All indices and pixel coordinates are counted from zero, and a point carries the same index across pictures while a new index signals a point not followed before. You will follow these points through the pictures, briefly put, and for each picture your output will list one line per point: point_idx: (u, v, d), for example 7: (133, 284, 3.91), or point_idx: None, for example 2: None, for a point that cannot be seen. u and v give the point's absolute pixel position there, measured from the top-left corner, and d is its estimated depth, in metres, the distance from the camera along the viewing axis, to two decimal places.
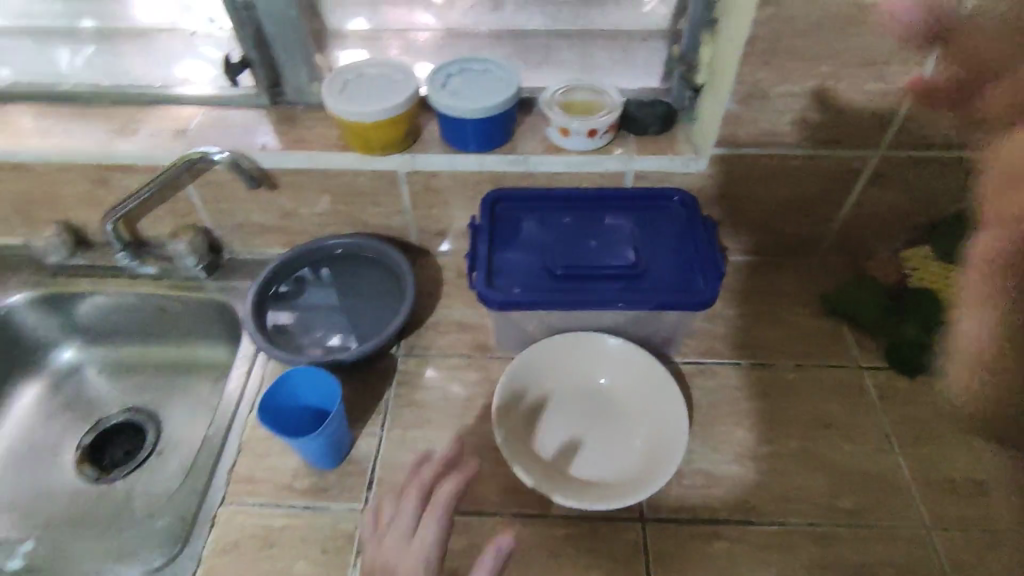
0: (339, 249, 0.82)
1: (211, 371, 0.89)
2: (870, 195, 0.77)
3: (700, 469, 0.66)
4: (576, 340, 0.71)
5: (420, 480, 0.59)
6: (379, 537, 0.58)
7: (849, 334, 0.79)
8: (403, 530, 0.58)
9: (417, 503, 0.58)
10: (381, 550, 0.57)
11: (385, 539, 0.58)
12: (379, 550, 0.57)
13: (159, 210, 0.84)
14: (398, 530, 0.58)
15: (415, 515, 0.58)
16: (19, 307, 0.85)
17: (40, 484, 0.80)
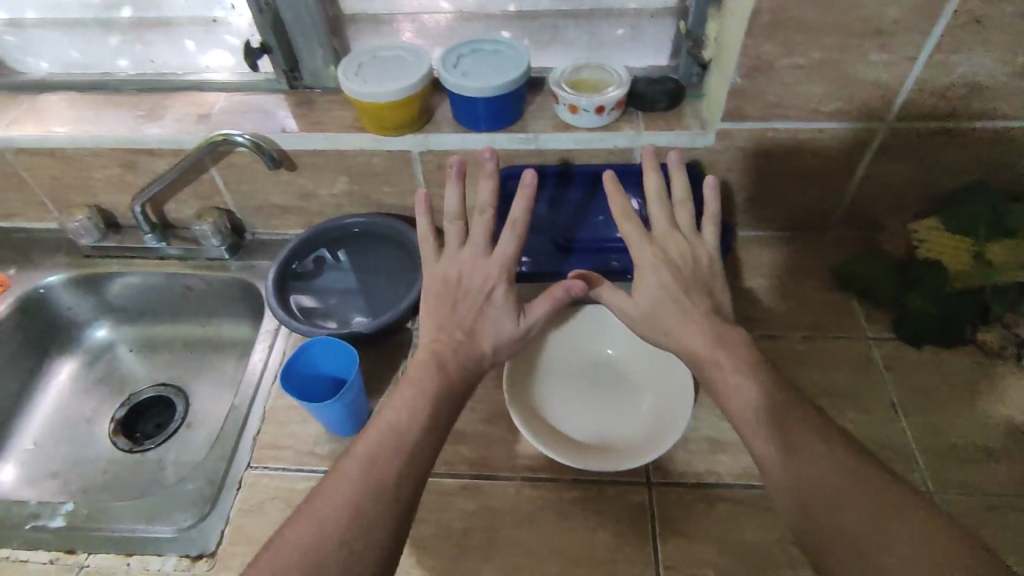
0: (358, 228, 0.86)
1: (235, 347, 0.93)
2: (878, 168, 0.78)
3: (706, 436, 0.68)
4: (583, 314, 0.74)
5: (490, 193, 0.69)
6: (451, 255, 0.69)
7: (858, 307, 0.80)
8: (477, 262, 0.68)
9: (484, 202, 0.69)
10: (458, 259, 0.68)
11: (461, 253, 0.69)
12: (456, 261, 0.68)
13: (184, 193, 0.87)
14: (473, 248, 0.68)
15: (482, 222, 0.69)
16: (54, 287, 0.89)
17: (78, 453, 0.84)
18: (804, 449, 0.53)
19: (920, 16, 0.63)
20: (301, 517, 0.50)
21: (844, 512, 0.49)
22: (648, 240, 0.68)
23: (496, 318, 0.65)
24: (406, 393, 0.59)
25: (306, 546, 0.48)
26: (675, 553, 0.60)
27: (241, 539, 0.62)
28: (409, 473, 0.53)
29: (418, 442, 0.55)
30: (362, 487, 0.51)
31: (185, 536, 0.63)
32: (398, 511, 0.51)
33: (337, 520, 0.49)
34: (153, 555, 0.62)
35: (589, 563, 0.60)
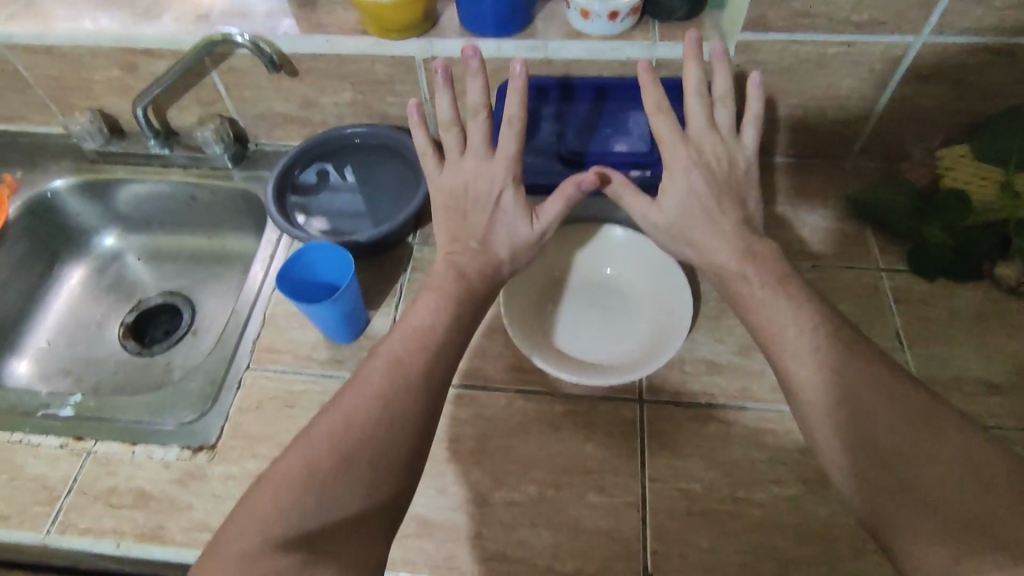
0: (358, 138, 0.83)
1: (240, 259, 0.93)
2: (908, 90, 0.73)
3: (702, 358, 0.67)
4: (584, 233, 0.73)
5: (480, 96, 0.66)
6: (454, 164, 0.69)
7: (872, 237, 0.77)
8: (480, 169, 0.68)
9: (476, 102, 0.66)
10: (462, 169, 0.68)
11: (464, 162, 0.68)
12: (459, 172, 0.68)
13: (185, 98, 0.85)
14: (475, 155, 0.68)
15: (481, 125, 0.67)
16: (61, 191, 0.89)
17: (90, 354, 0.87)
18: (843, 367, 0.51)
19: None
20: (332, 410, 0.52)
21: (878, 427, 0.47)
22: (682, 140, 0.66)
23: (511, 223, 0.66)
24: (429, 299, 0.61)
25: (338, 434, 0.50)
26: (662, 467, 0.61)
27: (240, 435, 0.64)
28: (434, 371, 0.55)
29: (441, 344, 0.58)
30: (390, 383, 0.53)
31: (187, 430, 0.65)
32: (422, 403, 0.53)
33: (367, 410, 0.51)
34: (156, 445, 0.64)
35: (576, 472, 0.61)
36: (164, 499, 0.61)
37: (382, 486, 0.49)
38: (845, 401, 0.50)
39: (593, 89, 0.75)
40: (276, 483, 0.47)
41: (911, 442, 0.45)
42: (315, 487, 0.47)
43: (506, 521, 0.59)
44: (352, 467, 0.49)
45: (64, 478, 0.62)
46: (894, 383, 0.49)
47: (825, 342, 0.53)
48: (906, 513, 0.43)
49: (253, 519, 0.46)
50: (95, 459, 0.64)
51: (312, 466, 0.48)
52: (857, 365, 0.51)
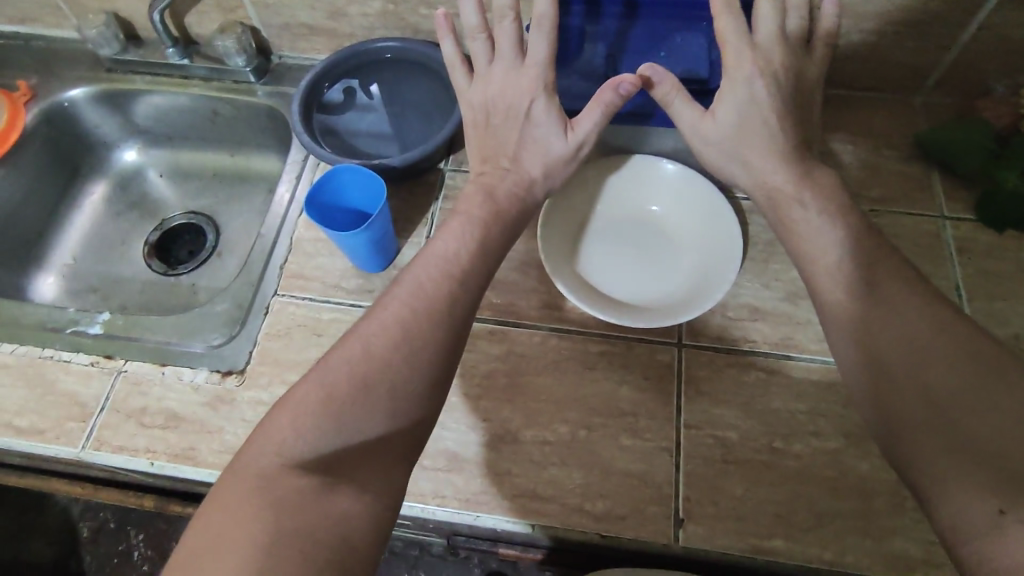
0: (388, 54, 0.78)
1: (263, 180, 0.90)
2: (1003, 16, 0.65)
3: (746, 303, 0.64)
4: (630, 167, 0.69)
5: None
6: (482, 74, 0.65)
7: (939, 181, 0.71)
8: (510, 78, 0.63)
9: (503, 3, 0.62)
10: (491, 78, 0.64)
11: (493, 71, 0.64)
12: (489, 80, 0.64)
13: (205, 4, 0.80)
14: (505, 62, 0.64)
15: (511, 30, 0.63)
16: (78, 102, 0.85)
17: (115, 272, 0.86)
18: (897, 313, 0.49)
19: None
20: (350, 337, 0.51)
21: (930, 373, 0.46)
22: (749, 47, 0.61)
23: (544, 137, 0.62)
24: (455, 225, 0.59)
25: (355, 361, 0.49)
26: (697, 413, 0.59)
27: (269, 361, 0.64)
28: (456, 302, 0.53)
29: (465, 275, 0.55)
30: (411, 311, 0.51)
31: (217, 353, 0.64)
32: (446, 334, 0.51)
33: (386, 338, 0.50)
34: (186, 367, 0.64)
35: (609, 415, 0.60)
36: (195, 420, 0.61)
37: (398, 416, 0.48)
38: (897, 346, 0.48)
39: (621, 4, 0.69)
40: (294, 405, 0.46)
41: (965, 391, 0.44)
42: (331, 411, 0.46)
43: (536, 458, 0.58)
44: (368, 394, 0.47)
45: (96, 396, 0.63)
46: (953, 332, 0.47)
47: (880, 288, 0.51)
48: (945, 458, 0.42)
49: (270, 439, 0.45)
50: (125, 378, 0.63)
51: (328, 390, 0.47)
52: (911, 310, 0.49)
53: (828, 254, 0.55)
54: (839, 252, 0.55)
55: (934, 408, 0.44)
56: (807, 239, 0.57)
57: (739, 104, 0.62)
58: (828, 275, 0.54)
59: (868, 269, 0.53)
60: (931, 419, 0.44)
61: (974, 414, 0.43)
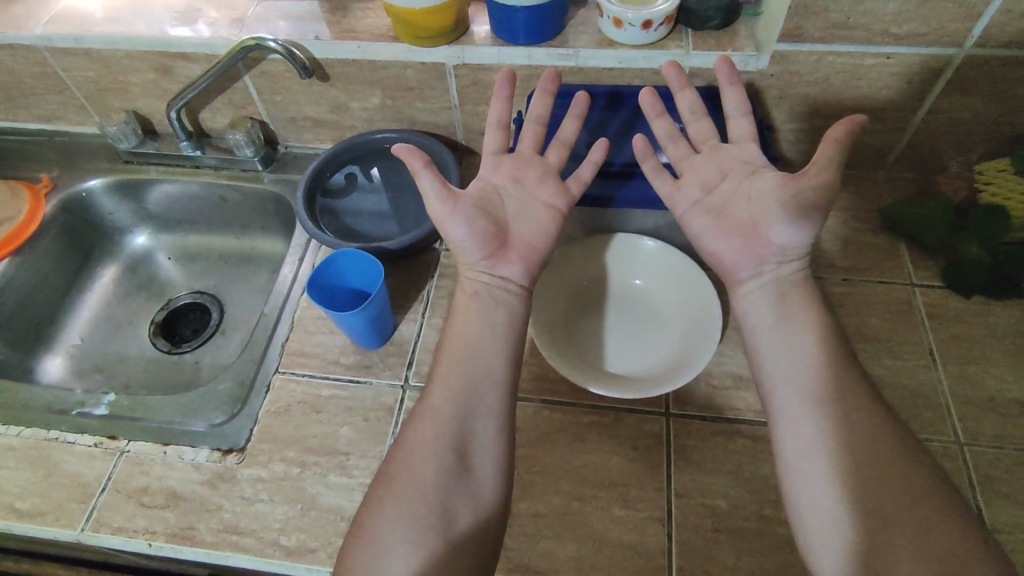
0: (387, 143, 0.84)
1: (267, 261, 0.94)
2: (948, 102, 0.71)
3: (730, 372, 0.67)
4: (611, 242, 0.73)
5: (507, 102, 0.66)
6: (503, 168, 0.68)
7: (906, 251, 0.76)
8: (502, 169, 0.67)
9: (494, 116, 0.67)
10: (496, 175, 0.67)
11: (495, 171, 0.67)
12: (499, 176, 0.67)
13: (218, 102, 0.86)
14: (487, 165, 0.68)
15: (525, 132, 0.69)
16: (95, 191, 0.91)
17: (121, 351, 0.88)
18: (852, 417, 0.55)
19: None
20: (402, 448, 0.57)
21: (891, 486, 0.51)
22: (717, 146, 0.67)
23: (457, 238, 0.64)
24: (475, 323, 0.63)
25: (414, 471, 0.55)
26: (686, 481, 0.60)
27: (269, 438, 0.65)
28: (489, 391, 0.59)
29: (496, 363, 0.61)
30: (454, 410, 0.58)
31: (219, 432, 0.66)
32: (482, 440, 0.57)
33: (440, 440, 0.56)
34: (188, 446, 0.65)
35: (600, 485, 0.61)
36: (195, 499, 0.62)
37: (481, 505, 0.54)
38: (854, 448, 0.53)
39: (604, 96, 0.76)
40: (376, 517, 0.53)
41: (909, 496, 0.50)
42: (407, 518, 0.52)
43: (529, 531, 0.59)
44: (423, 511, 0.53)
45: (99, 476, 0.64)
46: (898, 439, 0.54)
47: (842, 390, 0.56)
48: (902, 546, 0.48)
49: (363, 555, 0.51)
50: (128, 459, 0.65)
51: (400, 499, 0.53)
52: (864, 421, 0.54)
53: (794, 344, 0.59)
54: (800, 353, 0.59)
55: (884, 503, 0.50)
56: (782, 318, 0.61)
57: (705, 174, 0.66)
58: (796, 364, 0.58)
59: (825, 372, 0.57)
60: (882, 512, 0.50)
61: (916, 515, 0.49)
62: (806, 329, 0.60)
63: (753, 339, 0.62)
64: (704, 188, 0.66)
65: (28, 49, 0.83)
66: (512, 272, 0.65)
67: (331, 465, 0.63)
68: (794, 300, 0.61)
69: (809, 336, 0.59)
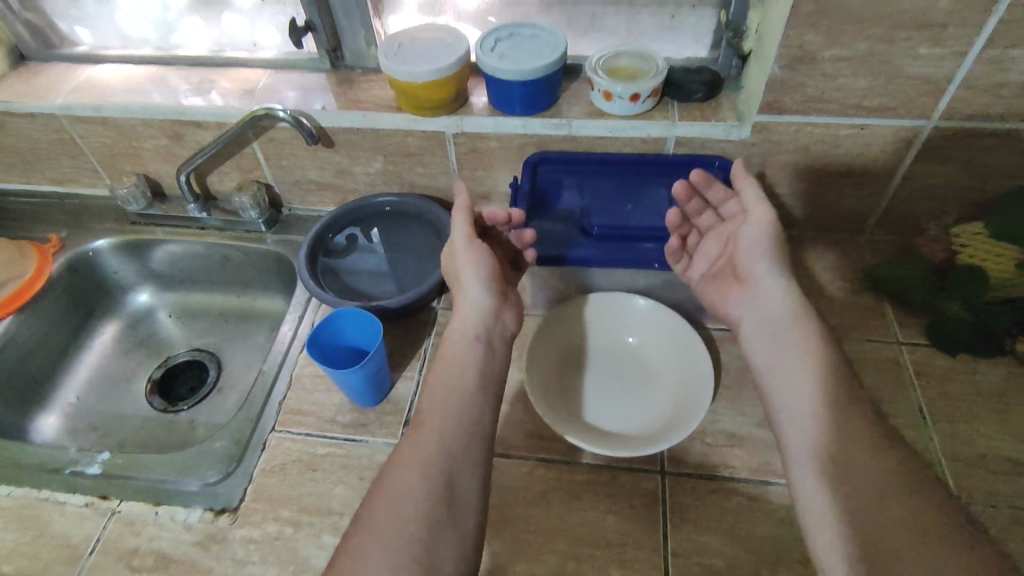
0: (388, 207, 0.88)
1: (267, 319, 0.96)
2: (922, 169, 0.75)
3: (724, 429, 0.67)
4: (604, 300, 0.75)
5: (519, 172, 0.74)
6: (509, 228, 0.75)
7: (890, 310, 0.78)
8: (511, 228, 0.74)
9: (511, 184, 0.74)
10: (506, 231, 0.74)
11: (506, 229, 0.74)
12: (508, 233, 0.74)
13: (226, 166, 0.90)
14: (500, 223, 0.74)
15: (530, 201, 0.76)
16: (102, 250, 0.93)
17: (116, 409, 0.88)
18: (852, 447, 0.53)
19: (973, 9, 0.60)
20: (384, 487, 0.55)
21: (900, 521, 0.48)
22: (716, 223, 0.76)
23: (470, 282, 0.70)
24: (470, 371, 0.65)
25: (399, 504, 0.53)
26: (683, 541, 0.60)
27: (263, 498, 0.65)
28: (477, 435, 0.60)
29: (486, 414, 0.62)
30: (444, 451, 0.57)
31: (212, 491, 0.66)
32: (468, 484, 0.56)
33: (427, 479, 0.55)
34: (180, 507, 0.65)
35: (597, 546, 0.60)
36: (185, 562, 0.61)
37: (463, 552, 0.53)
38: (857, 481, 0.51)
39: (595, 165, 0.80)
40: (358, 557, 0.50)
41: (921, 530, 0.47)
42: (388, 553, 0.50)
43: None
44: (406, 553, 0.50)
45: (88, 537, 0.63)
46: (906, 472, 0.51)
47: (838, 423, 0.55)
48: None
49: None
50: (119, 519, 0.64)
51: (383, 539, 0.51)
52: (868, 453, 0.52)
53: (796, 384, 0.61)
54: (801, 392, 0.60)
55: (881, 536, 0.48)
56: (784, 363, 0.63)
57: (709, 250, 0.75)
58: (798, 404, 0.60)
59: (824, 405, 0.58)
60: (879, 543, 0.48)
61: (919, 548, 0.46)
62: (805, 367, 0.61)
63: (765, 383, 0.64)
64: (710, 262, 0.74)
65: (48, 117, 0.87)
66: (509, 320, 0.71)
67: (325, 526, 0.63)
68: (792, 341, 0.64)
69: (806, 372, 0.61)
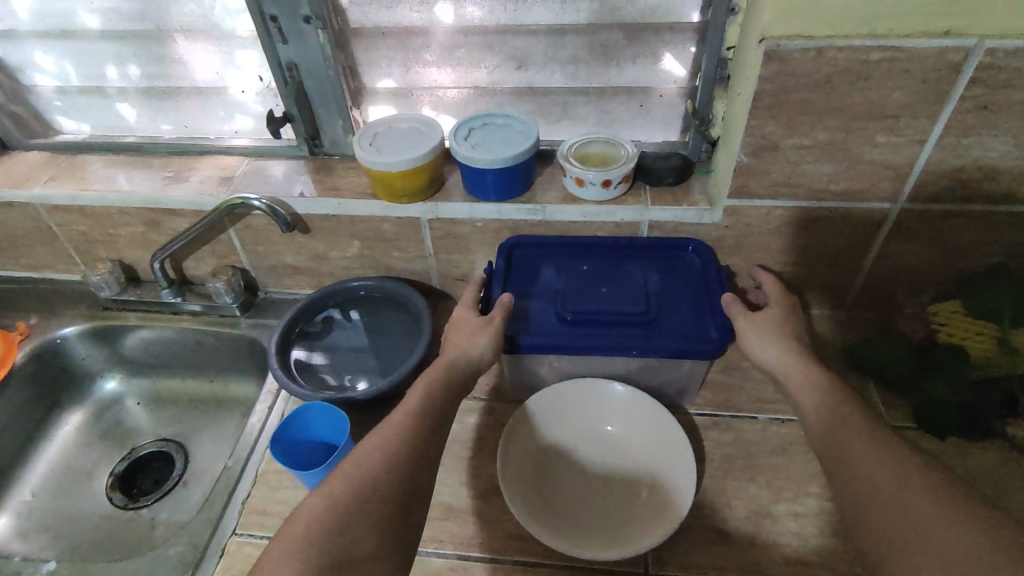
0: (362, 290, 0.87)
1: (239, 406, 0.93)
2: (894, 248, 0.76)
3: (709, 525, 0.64)
4: (580, 387, 0.72)
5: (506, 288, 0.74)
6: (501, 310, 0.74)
7: (874, 392, 0.77)
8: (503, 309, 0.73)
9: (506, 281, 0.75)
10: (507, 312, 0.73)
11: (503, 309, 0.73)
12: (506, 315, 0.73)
13: (202, 252, 0.90)
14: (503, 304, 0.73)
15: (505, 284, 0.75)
16: (69, 338, 0.91)
17: (72, 507, 0.84)
18: (847, 444, 0.54)
19: (925, 101, 0.62)
20: (360, 447, 0.58)
21: (882, 478, 0.49)
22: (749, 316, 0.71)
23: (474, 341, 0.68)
24: (456, 371, 0.66)
25: (337, 502, 0.52)
26: None
27: None
28: (441, 435, 0.61)
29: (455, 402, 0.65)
30: (416, 423, 0.60)
31: None
32: (426, 458, 0.58)
33: (399, 443, 0.58)
34: None
35: None
36: None
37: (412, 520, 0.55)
38: (845, 454, 0.53)
39: (572, 248, 0.79)
40: (323, 502, 0.52)
41: (903, 484, 0.48)
42: (325, 545, 0.49)
43: None
44: (362, 504, 0.52)
45: None
46: (898, 446, 0.52)
47: (833, 411, 0.58)
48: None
49: (284, 562, 0.48)
50: None
51: (347, 486, 0.54)
52: (862, 432, 0.54)
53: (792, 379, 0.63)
54: (798, 388, 0.62)
55: (867, 497, 0.49)
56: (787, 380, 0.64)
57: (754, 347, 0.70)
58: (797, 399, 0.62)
59: (820, 399, 0.59)
60: (894, 543, 0.46)
61: (906, 499, 0.47)
62: (803, 369, 0.63)
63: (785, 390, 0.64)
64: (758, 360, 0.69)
65: (23, 206, 0.87)
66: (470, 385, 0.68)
67: None
68: (793, 371, 0.63)
69: (802, 373, 0.63)
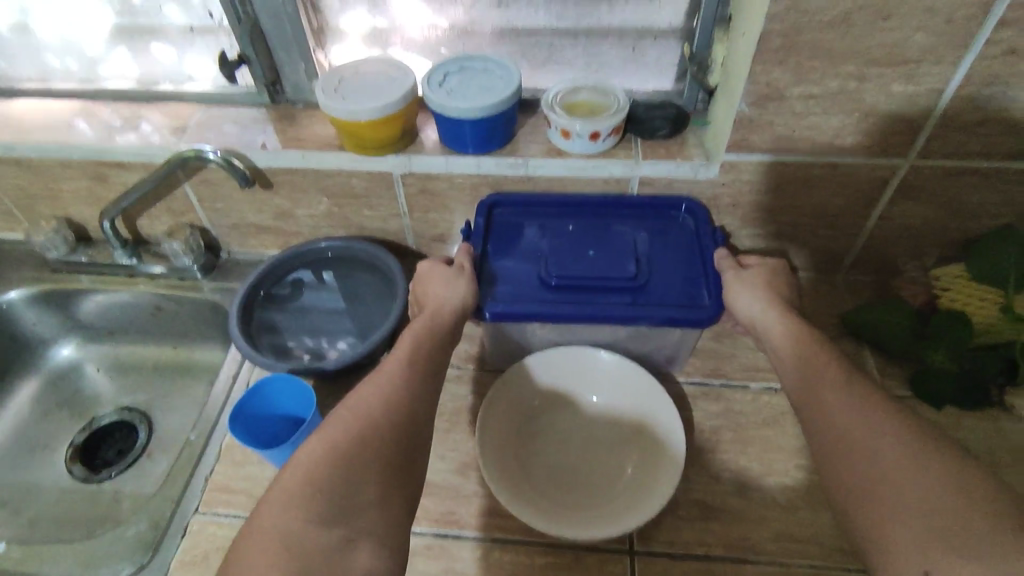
0: (330, 252, 0.80)
1: (205, 372, 0.88)
2: (899, 207, 0.71)
3: (697, 499, 0.62)
4: (563, 355, 0.68)
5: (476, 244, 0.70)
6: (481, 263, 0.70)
7: (869, 358, 0.74)
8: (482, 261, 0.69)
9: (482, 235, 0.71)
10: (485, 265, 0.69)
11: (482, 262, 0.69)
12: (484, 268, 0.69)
13: (157, 209, 0.83)
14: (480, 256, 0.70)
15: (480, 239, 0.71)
16: (15, 303, 0.85)
17: (29, 480, 0.79)
18: (825, 393, 0.51)
19: (947, 44, 0.56)
20: (356, 392, 0.54)
21: (860, 427, 0.47)
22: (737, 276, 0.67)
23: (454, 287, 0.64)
24: (452, 318, 0.62)
25: (342, 446, 0.48)
26: None
27: None
28: (438, 381, 0.58)
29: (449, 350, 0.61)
30: (413, 369, 0.56)
31: None
32: (427, 404, 0.55)
33: (399, 389, 0.54)
34: None
35: None
36: None
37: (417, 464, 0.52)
38: (823, 401, 0.50)
39: (556, 206, 0.74)
40: (322, 447, 0.48)
41: (882, 432, 0.45)
42: (331, 491, 0.46)
43: None
44: (369, 449, 0.49)
45: None
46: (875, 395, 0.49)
47: (811, 360, 0.55)
48: (896, 536, 0.41)
49: (282, 508, 0.45)
50: None
51: (349, 431, 0.49)
52: (840, 382, 0.51)
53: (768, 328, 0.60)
54: (776, 338, 0.59)
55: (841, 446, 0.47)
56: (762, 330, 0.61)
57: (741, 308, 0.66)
58: (777, 347, 0.59)
59: (799, 348, 0.56)
60: (867, 500, 0.43)
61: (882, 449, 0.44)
62: (783, 318, 0.60)
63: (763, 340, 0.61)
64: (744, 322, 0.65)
65: None
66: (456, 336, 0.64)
67: None
68: (772, 319, 0.60)
69: (781, 322, 0.59)
